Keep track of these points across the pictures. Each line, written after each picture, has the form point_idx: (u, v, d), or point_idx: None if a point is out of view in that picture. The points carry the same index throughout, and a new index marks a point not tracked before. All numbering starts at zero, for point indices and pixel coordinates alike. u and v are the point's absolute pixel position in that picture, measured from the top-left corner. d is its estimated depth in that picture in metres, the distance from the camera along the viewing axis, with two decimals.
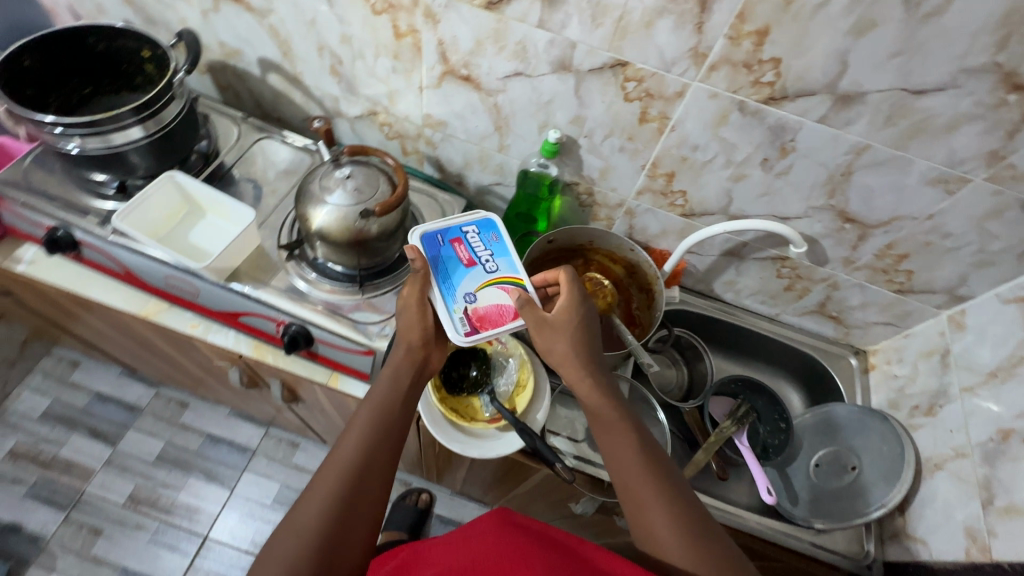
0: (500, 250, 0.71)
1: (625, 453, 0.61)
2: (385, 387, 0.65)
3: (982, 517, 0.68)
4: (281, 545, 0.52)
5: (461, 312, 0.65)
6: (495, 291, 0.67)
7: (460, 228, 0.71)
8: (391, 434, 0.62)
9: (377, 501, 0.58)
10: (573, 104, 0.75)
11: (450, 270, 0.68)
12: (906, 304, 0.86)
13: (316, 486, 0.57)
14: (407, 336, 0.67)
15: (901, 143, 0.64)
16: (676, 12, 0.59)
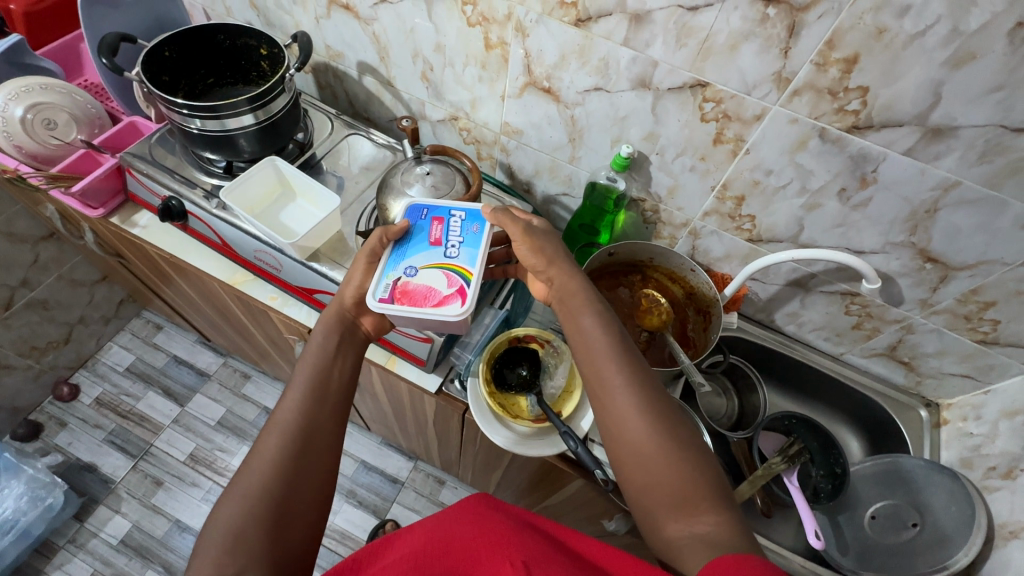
0: (472, 242, 0.69)
1: (591, 350, 0.60)
2: (321, 341, 0.64)
3: None
4: (231, 506, 0.51)
5: (392, 280, 0.66)
6: (437, 274, 0.66)
7: (448, 210, 0.72)
8: (332, 384, 0.61)
9: (329, 448, 0.57)
10: (648, 121, 0.77)
11: (414, 240, 0.69)
12: (989, 357, 0.81)
13: (262, 445, 0.55)
14: (343, 293, 0.67)
15: (996, 182, 0.61)
16: (763, 36, 0.60)
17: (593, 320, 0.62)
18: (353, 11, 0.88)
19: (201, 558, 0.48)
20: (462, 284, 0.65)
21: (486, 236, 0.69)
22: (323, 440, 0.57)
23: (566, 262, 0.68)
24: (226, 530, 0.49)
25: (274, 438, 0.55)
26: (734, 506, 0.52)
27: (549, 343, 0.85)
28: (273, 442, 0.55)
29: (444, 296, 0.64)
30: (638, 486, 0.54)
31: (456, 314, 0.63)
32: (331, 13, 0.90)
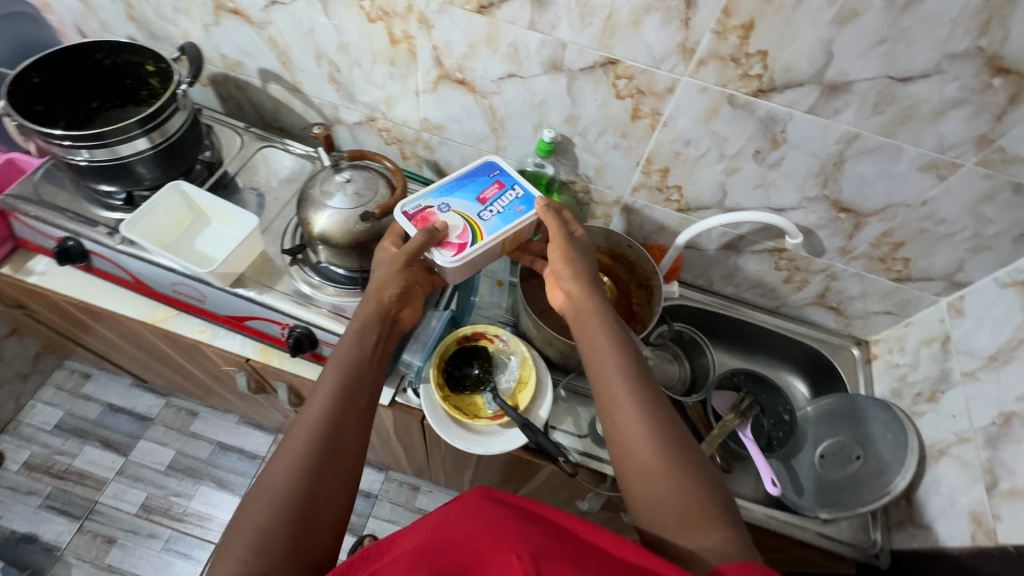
0: (506, 217, 0.74)
1: (603, 370, 0.61)
2: (353, 340, 0.64)
3: (986, 502, 0.68)
4: (264, 497, 0.50)
5: (425, 205, 0.75)
6: (459, 221, 0.74)
7: (512, 181, 0.77)
8: (364, 380, 0.61)
9: (357, 444, 0.57)
10: (566, 103, 0.76)
11: (467, 189, 0.77)
12: (904, 293, 0.87)
13: (292, 438, 0.55)
14: (380, 291, 0.68)
15: (891, 130, 0.64)
16: (663, 8, 0.61)
17: (605, 342, 0.63)
18: (245, 16, 0.82)
19: (230, 550, 0.47)
20: (463, 241, 0.72)
21: (517, 222, 0.74)
22: (353, 437, 0.57)
23: (588, 276, 0.70)
24: (257, 520, 0.49)
25: (305, 430, 0.55)
26: (741, 525, 0.51)
27: (499, 338, 0.85)
28: (304, 433, 0.55)
29: (449, 240, 0.72)
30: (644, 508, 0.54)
31: (443, 259, 0.71)
32: (220, 19, 0.84)
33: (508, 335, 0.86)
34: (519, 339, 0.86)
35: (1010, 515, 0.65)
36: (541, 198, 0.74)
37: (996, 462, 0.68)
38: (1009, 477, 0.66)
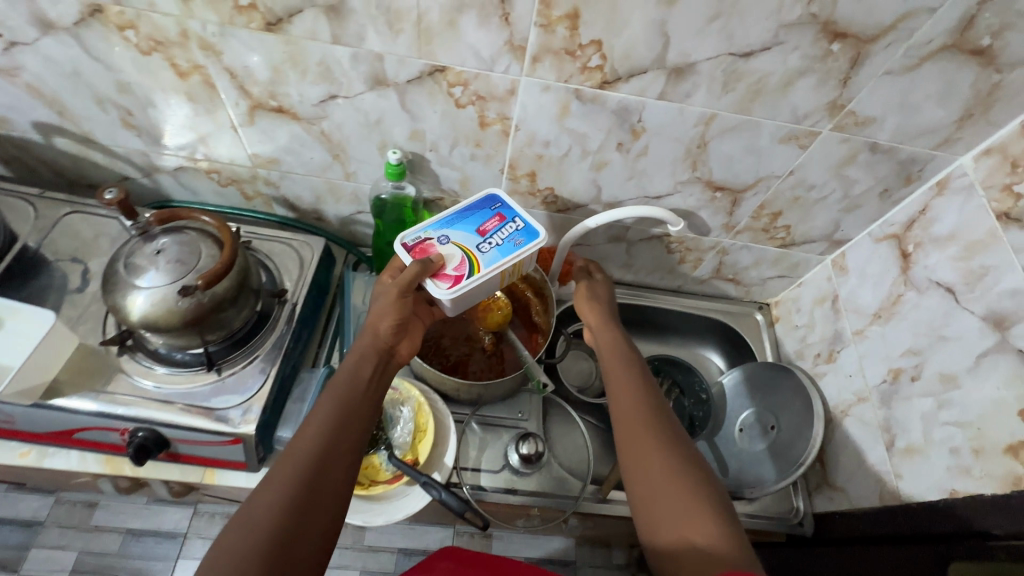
0: (506, 250, 0.65)
1: (633, 412, 0.61)
2: (349, 372, 0.58)
3: (889, 461, 0.69)
4: (234, 532, 0.45)
5: (424, 236, 0.67)
6: (456, 251, 0.65)
7: (513, 214, 0.69)
8: (358, 415, 0.56)
9: (342, 488, 0.51)
10: (405, 119, 0.67)
11: (468, 220, 0.68)
12: (792, 257, 0.86)
13: (276, 469, 0.50)
14: (375, 324, 0.62)
15: (745, 107, 0.60)
16: (477, 6, 0.52)
17: (634, 385, 0.64)
18: None
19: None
20: (454, 274, 0.63)
21: (517, 257, 0.65)
22: (337, 478, 0.51)
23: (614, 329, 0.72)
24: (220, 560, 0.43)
25: (289, 467, 0.50)
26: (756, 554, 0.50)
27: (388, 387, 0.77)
28: (289, 471, 0.49)
29: (443, 271, 0.64)
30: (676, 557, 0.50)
31: (438, 291, 0.62)
32: None
33: (397, 380, 0.78)
34: (411, 381, 0.79)
35: (910, 472, 0.65)
36: (543, 234, 0.66)
37: (892, 420, 0.69)
38: (905, 435, 0.67)
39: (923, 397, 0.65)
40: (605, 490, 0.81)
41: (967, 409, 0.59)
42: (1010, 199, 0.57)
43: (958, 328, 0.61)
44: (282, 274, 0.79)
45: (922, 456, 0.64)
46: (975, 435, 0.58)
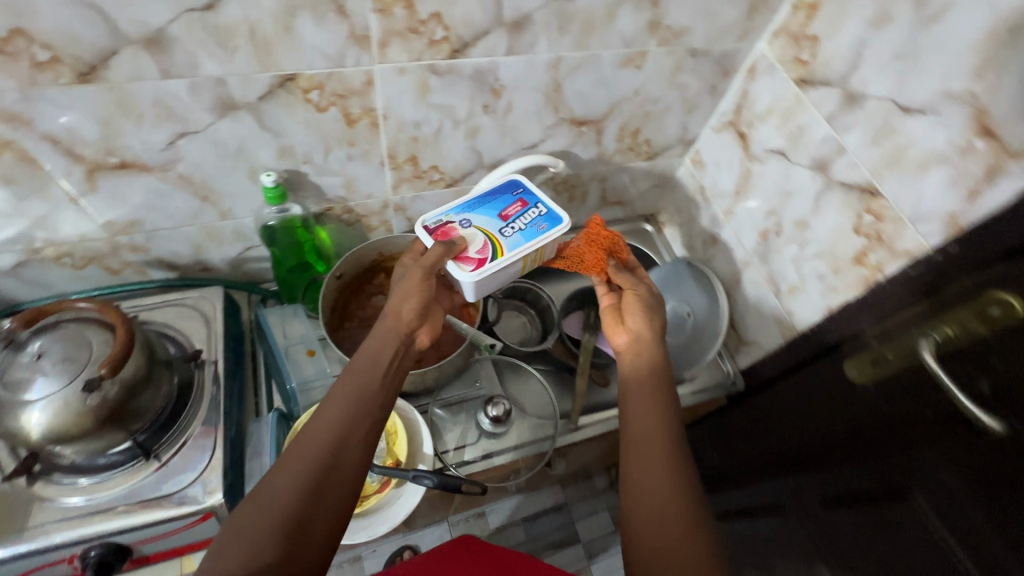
0: (529, 234, 0.68)
1: (652, 466, 0.56)
2: (369, 357, 0.62)
3: (780, 306, 0.83)
4: (254, 512, 0.51)
5: (447, 219, 0.70)
6: (478, 235, 0.68)
7: (536, 200, 0.72)
8: (370, 406, 0.59)
9: (352, 481, 0.55)
10: (268, 138, 0.64)
11: (490, 205, 0.72)
12: (659, 166, 0.97)
13: (293, 456, 0.55)
14: (398, 309, 0.65)
15: (583, 44, 0.66)
16: (308, 6, 0.51)
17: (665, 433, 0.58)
18: None
19: (218, 557, 0.49)
20: (479, 262, 0.66)
21: (543, 241, 0.68)
22: (348, 468, 0.55)
23: (654, 346, 0.66)
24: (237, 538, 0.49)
25: (301, 459, 0.54)
26: None
27: None
28: (304, 460, 0.54)
29: (466, 254, 0.67)
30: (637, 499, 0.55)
31: (463, 275, 0.65)
32: None
33: None
34: None
35: (797, 308, 0.79)
36: (567, 221, 0.69)
37: (773, 272, 0.82)
38: (785, 280, 0.80)
39: (789, 245, 0.78)
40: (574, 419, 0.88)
41: (820, 242, 0.73)
42: (802, 68, 0.70)
43: (797, 182, 0.74)
44: (188, 336, 0.73)
45: (802, 292, 0.78)
46: (832, 260, 0.71)
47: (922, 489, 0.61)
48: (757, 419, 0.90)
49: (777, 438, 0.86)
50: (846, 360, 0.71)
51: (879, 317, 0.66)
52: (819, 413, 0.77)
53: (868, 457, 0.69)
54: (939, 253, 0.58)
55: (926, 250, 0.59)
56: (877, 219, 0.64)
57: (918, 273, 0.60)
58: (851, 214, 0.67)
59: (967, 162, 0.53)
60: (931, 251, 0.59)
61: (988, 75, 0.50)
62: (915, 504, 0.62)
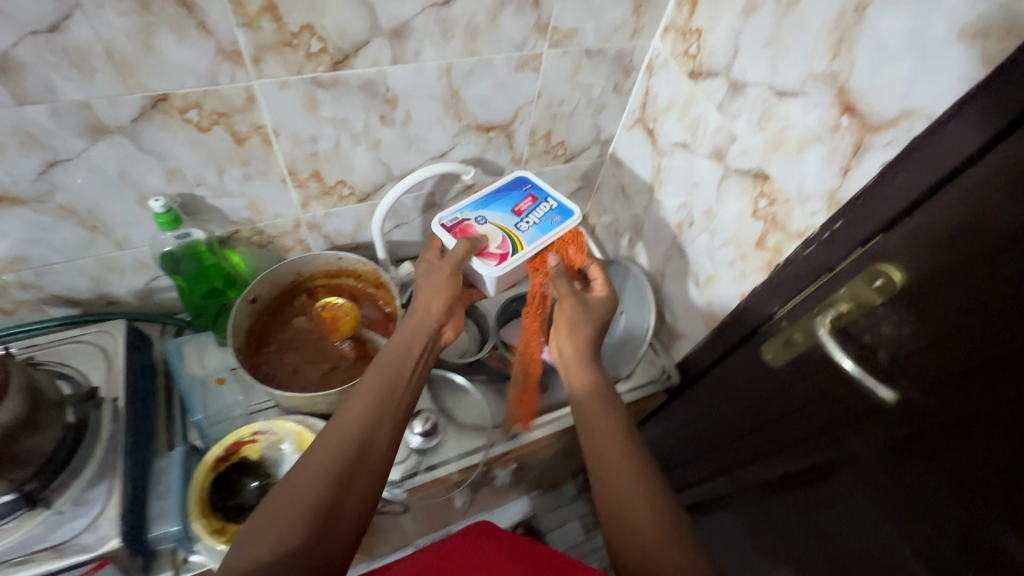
0: (544, 228, 0.78)
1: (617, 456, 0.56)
2: (399, 351, 0.64)
3: (700, 297, 0.84)
4: (283, 501, 0.49)
5: (462, 217, 0.78)
6: (496, 232, 0.77)
7: (545, 195, 0.81)
8: (401, 398, 0.60)
9: (382, 469, 0.55)
10: (152, 161, 0.62)
11: (501, 202, 0.80)
12: (579, 168, 0.98)
13: (318, 448, 0.53)
14: (427, 305, 0.69)
15: (471, 49, 0.66)
16: (166, 23, 0.50)
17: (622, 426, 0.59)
18: None
19: (241, 550, 0.46)
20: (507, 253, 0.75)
21: (556, 233, 0.78)
22: (381, 456, 0.55)
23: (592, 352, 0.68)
24: (265, 530, 0.47)
25: (335, 445, 0.53)
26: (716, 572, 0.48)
27: (260, 433, 0.73)
28: (332, 446, 0.53)
29: (490, 250, 0.75)
30: (608, 501, 0.54)
31: (487, 269, 0.73)
32: None
33: (266, 423, 0.74)
34: (281, 418, 0.75)
35: (715, 298, 0.80)
36: (578, 212, 0.79)
37: (690, 264, 0.83)
38: (702, 271, 0.81)
39: (701, 236, 0.79)
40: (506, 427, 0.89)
41: (726, 230, 0.74)
42: (692, 61, 0.71)
43: (701, 173, 0.75)
44: (86, 374, 0.69)
45: (718, 281, 0.78)
46: (739, 247, 0.72)
47: (849, 461, 0.64)
48: (699, 411, 0.91)
49: (718, 429, 0.87)
50: (764, 344, 0.73)
51: (788, 297, 0.68)
52: (752, 402, 0.79)
53: (800, 437, 0.71)
54: (824, 232, 0.59)
55: (813, 229, 0.61)
56: (770, 202, 0.65)
57: (809, 253, 0.62)
58: (749, 200, 0.68)
59: (837, 139, 0.55)
60: (817, 231, 0.60)
61: (844, 53, 0.52)
62: (846, 476, 0.65)
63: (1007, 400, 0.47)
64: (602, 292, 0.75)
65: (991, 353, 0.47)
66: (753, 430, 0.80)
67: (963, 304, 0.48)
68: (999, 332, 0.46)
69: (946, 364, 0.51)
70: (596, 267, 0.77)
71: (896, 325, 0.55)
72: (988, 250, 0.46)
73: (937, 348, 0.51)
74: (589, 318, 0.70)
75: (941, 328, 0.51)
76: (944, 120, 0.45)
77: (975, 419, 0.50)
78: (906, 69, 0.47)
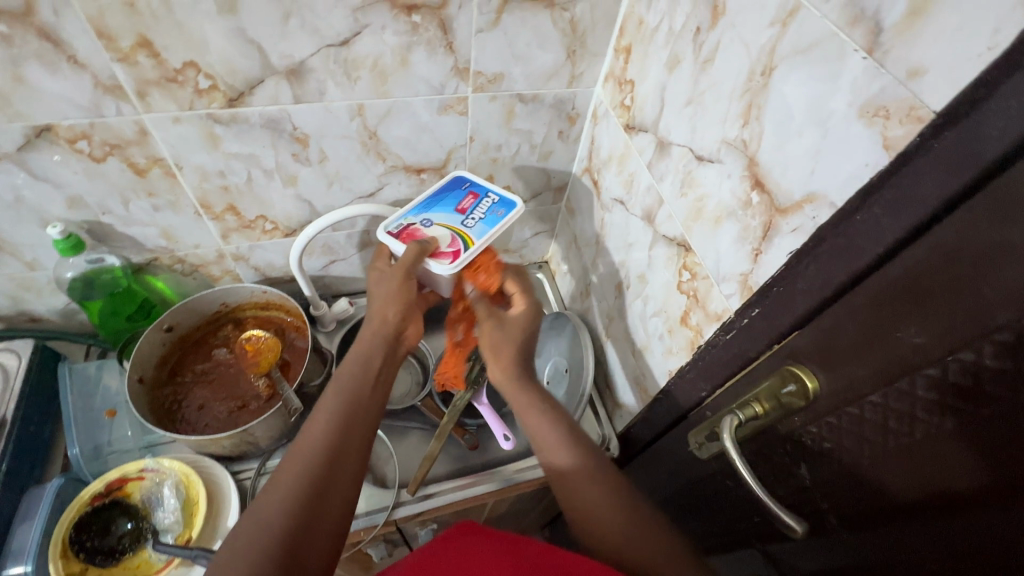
0: (491, 220, 0.70)
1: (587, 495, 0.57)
2: (359, 362, 0.60)
3: (638, 365, 0.76)
4: (246, 538, 0.46)
5: (407, 222, 0.71)
6: (444, 231, 0.69)
7: (487, 189, 0.74)
8: (365, 413, 0.57)
9: (348, 492, 0.52)
10: (48, 189, 0.61)
11: (444, 203, 0.73)
12: (533, 213, 0.92)
13: (282, 471, 0.51)
14: (382, 313, 0.64)
15: (382, 91, 0.63)
16: (32, 56, 0.49)
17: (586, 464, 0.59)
18: None
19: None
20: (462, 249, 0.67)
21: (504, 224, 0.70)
22: (346, 480, 0.52)
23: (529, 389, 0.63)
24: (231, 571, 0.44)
25: (297, 473, 0.50)
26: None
27: (146, 470, 0.70)
28: (296, 476, 0.50)
29: (439, 250, 0.68)
30: (589, 524, 0.56)
31: (441, 268, 0.66)
32: None
33: (156, 460, 0.71)
34: (174, 456, 0.72)
35: (649, 370, 0.72)
36: (521, 203, 0.71)
37: (629, 329, 0.76)
38: (638, 338, 0.74)
39: (637, 300, 0.72)
40: (416, 485, 0.80)
41: (657, 299, 0.66)
42: (627, 113, 0.65)
43: (635, 233, 0.68)
44: None
45: (652, 352, 0.71)
46: (667, 319, 0.65)
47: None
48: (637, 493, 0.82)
49: None
50: (691, 432, 0.63)
51: (713, 385, 0.58)
52: (686, 496, 0.69)
53: (735, 544, 0.62)
54: (741, 318, 0.51)
55: (729, 313, 0.53)
56: (692, 276, 0.58)
57: (729, 339, 0.53)
58: (674, 270, 0.61)
59: (749, 217, 0.47)
60: (733, 315, 0.52)
61: (753, 121, 0.45)
62: None
63: (940, 545, 0.38)
64: (522, 306, 0.69)
65: (918, 492, 0.38)
66: (691, 525, 0.70)
67: (886, 426, 0.40)
68: (925, 466, 0.37)
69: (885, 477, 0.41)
70: (512, 281, 0.70)
71: (818, 437, 0.46)
72: (901, 367, 0.37)
73: (861, 474, 0.43)
74: (511, 337, 0.66)
75: (864, 448, 0.42)
76: (849, 210, 0.38)
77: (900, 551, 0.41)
78: (810, 145, 0.40)
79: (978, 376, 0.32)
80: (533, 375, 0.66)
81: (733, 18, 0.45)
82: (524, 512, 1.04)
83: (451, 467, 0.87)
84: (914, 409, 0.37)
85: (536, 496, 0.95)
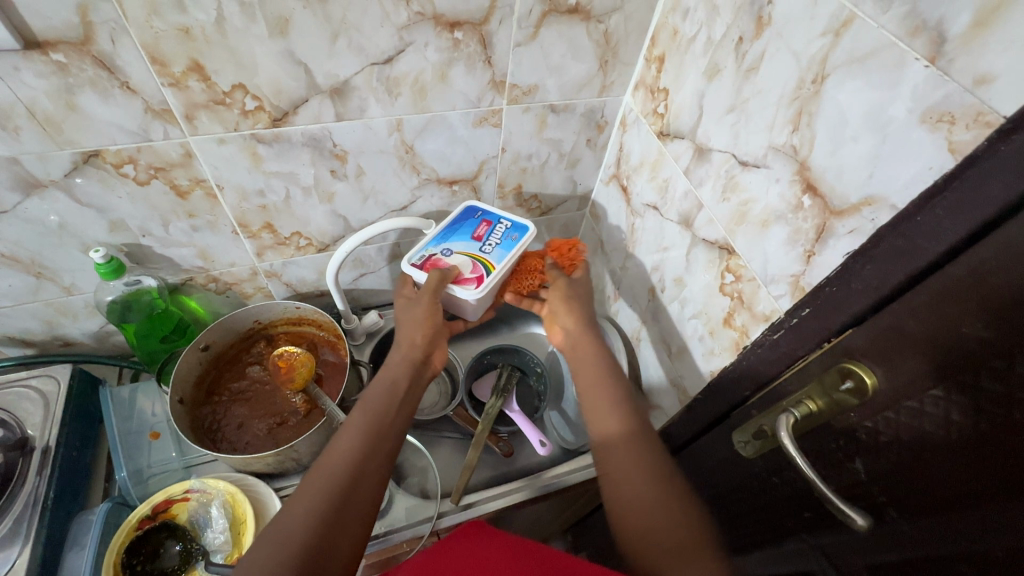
0: (507, 246, 0.72)
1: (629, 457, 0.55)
2: (382, 386, 0.59)
3: (674, 367, 0.77)
4: (267, 551, 0.44)
5: (428, 253, 0.71)
6: (465, 259, 0.70)
7: (498, 216, 0.76)
8: (390, 429, 0.55)
9: (372, 501, 0.50)
10: (91, 213, 0.62)
11: (460, 232, 0.74)
12: (558, 219, 0.93)
13: (306, 485, 0.49)
14: (410, 337, 0.64)
15: (421, 106, 0.64)
16: (87, 84, 0.49)
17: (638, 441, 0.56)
18: None
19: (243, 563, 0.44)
20: (488, 280, 0.68)
21: (520, 249, 0.73)
22: (370, 487, 0.50)
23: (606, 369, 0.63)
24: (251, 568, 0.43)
25: (320, 484, 0.49)
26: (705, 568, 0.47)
27: (191, 491, 0.69)
28: (320, 484, 0.49)
29: (464, 277, 0.68)
30: (622, 482, 0.53)
31: (467, 293, 0.67)
32: None
33: (199, 480, 0.70)
34: (216, 476, 0.71)
35: (686, 370, 0.74)
36: (534, 226, 0.74)
37: (664, 331, 0.77)
38: (675, 340, 0.75)
39: (673, 303, 0.73)
40: (457, 497, 0.80)
41: (696, 300, 0.67)
42: (660, 120, 0.67)
43: (670, 237, 0.70)
44: (22, 420, 0.70)
45: (690, 354, 0.72)
46: (708, 321, 0.66)
47: None
48: None
49: None
50: (734, 431, 0.63)
51: (758, 384, 0.59)
52: (728, 495, 0.69)
53: (779, 540, 0.61)
54: (792, 317, 0.52)
55: (778, 313, 0.54)
56: (736, 278, 0.59)
57: (777, 338, 0.54)
58: (716, 272, 0.62)
59: (800, 219, 0.49)
60: (784, 315, 0.53)
61: (803, 127, 0.46)
62: None
63: (1006, 530, 0.37)
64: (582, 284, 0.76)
65: (984, 480, 0.37)
66: (731, 525, 0.70)
67: (949, 420, 0.39)
68: (991, 458, 0.37)
69: (936, 433, 0.40)
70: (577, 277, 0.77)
71: (875, 431, 0.45)
72: (948, 344, 0.38)
73: (922, 465, 0.42)
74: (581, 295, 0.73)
75: (923, 441, 0.41)
76: (910, 211, 0.38)
77: (958, 534, 0.40)
78: (868, 148, 0.41)
79: (999, 327, 0.34)
80: (605, 370, 0.63)
81: (779, 28, 0.47)
82: (557, 515, 1.04)
83: (488, 475, 0.87)
84: (979, 401, 0.37)
85: (572, 499, 0.96)
